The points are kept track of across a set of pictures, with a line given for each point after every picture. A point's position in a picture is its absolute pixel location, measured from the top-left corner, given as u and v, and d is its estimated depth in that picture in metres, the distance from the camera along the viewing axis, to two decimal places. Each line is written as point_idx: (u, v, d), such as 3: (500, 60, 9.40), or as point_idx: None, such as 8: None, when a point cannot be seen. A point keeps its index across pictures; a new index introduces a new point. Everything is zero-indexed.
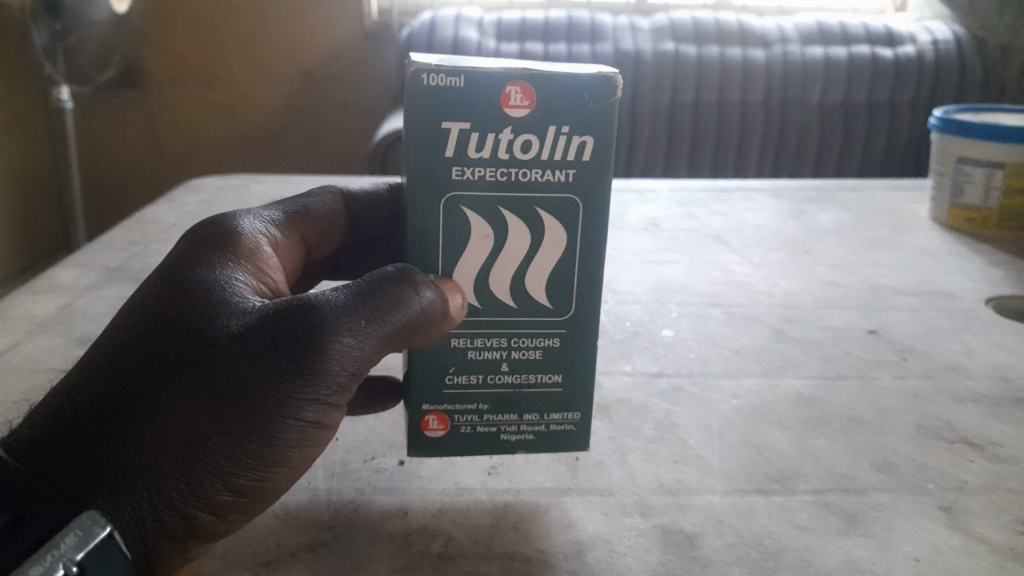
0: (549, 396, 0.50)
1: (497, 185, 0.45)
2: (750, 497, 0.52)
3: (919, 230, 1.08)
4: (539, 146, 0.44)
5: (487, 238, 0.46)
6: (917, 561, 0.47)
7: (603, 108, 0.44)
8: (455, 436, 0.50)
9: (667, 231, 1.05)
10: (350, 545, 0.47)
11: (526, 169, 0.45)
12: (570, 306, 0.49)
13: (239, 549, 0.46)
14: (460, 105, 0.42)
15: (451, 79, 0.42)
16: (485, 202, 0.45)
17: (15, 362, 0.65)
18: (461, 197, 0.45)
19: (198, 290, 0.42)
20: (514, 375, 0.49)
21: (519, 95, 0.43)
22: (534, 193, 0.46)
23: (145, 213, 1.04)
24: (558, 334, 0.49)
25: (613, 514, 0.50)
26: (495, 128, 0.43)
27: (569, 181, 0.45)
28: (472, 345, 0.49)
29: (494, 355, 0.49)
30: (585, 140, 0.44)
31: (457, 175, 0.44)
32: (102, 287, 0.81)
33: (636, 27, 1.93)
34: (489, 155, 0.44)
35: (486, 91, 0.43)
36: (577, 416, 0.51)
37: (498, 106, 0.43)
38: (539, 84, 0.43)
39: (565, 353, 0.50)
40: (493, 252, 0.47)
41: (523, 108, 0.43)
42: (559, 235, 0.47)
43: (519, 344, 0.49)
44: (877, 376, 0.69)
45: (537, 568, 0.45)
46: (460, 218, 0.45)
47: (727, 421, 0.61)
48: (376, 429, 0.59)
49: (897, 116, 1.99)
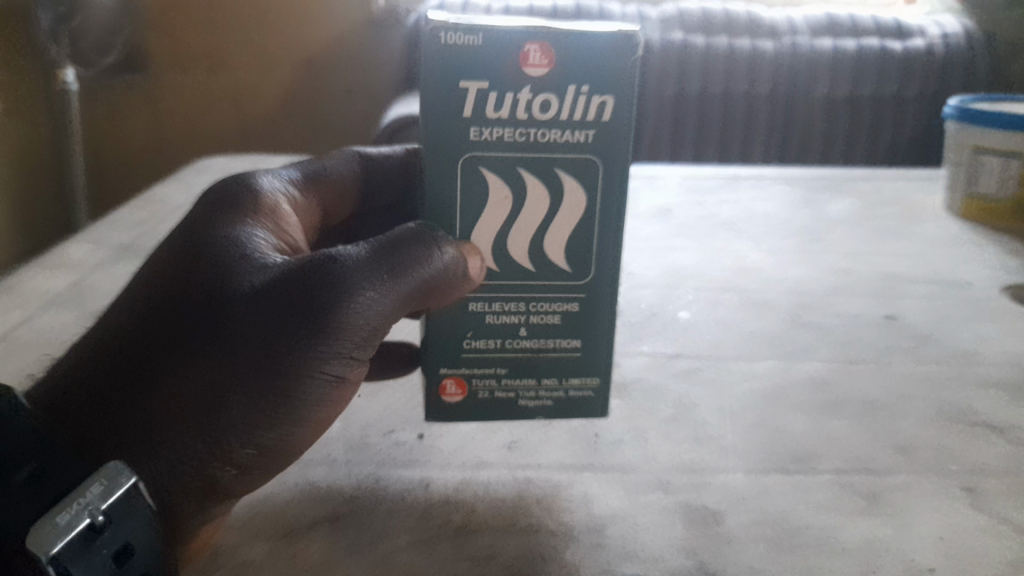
0: (567, 361, 0.50)
1: (516, 145, 0.44)
2: (771, 477, 0.52)
3: (931, 220, 1.07)
4: (558, 106, 0.44)
5: (505, 200, 0.46)
6: (941, 541, 0.46)
7: (624, 66, 0.43)
8: (471, 402, 0.49)
9: (680, 218, 1.05)
10: (370, 518, 0.46)
11: (546, 130, 0.44)
12: (588, 272, 0.48)
13: (259, 519, 0.46)
14: (477, 64, 0.42)
15: (469, 38, 0.42)
16: (504, 163, 0.45)
17: (25, 336, 0.65)
18: (480, 157, 0.44)
19: (219, 247, 0.41)
20: (532, 341, 0.49)
21: (538, 53, 0.42)
22: (554, 153, 0.45)
23: (153, 193, 1.04)
24: (576, 299, 0.48)
25: (634, 490, 0.50)
26: (512, 88, 0.43)
27: (589, 141, 0.45)
28: (489, 309, 0.48)
29: (513, 319, 0.48)
30: (605, 99, 0.44)
31: (475, 135, 0.44)
32: (112, 263, 0.80)
33: (644, 16, 1.93)
34: (507, 115, 0.43)
35: (504, 51, 0.42)
36: (596, 381, 0.50)
37: (516, 65, 0.42)
38: (558, 42, 0.42)
39: (583, 319, 0.49)
40: (512, 214, 0.46)
41: (541, 67, 0.43)
42: (579, 197, 0.46)
43: (538, 309, 0.48)
44: (895, 361, 0.68)
45: (560, 542, 0.45)
46: (477, 178, 0.45)
47: (746, 402, 0.61)
48: (392, 405, 0.58)
49: (905, 111, 1.99)
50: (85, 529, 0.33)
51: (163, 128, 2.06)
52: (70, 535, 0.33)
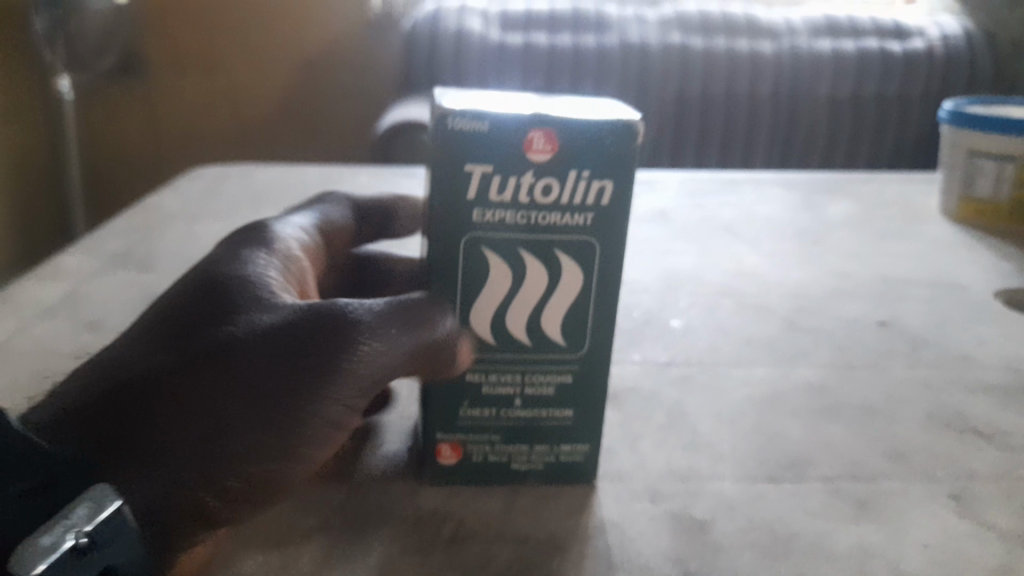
0: (561, 429, 0.50)
1: (518, 227, 0.46)
2: (761, 484, 0.52)
3: (929, 222, 1.07)
4: (560, 191, 0.45)
5: (505, 278, 0.47)
6: (928, 547, 0.47)
7: (625, 155, 0.44)
8: (466, 464, 0.50)
9: (677, 222, 1.05)
10: (362, 527, 0.47)
11: (547, 213, 0.45)
12: (583, 344, 0.48)
13: (252, 530, 0.46)
14: (483, 149, 0.43)
15: (476, 124, 0.43)
16: (506, 244, 0.46)
17: (22, 345, 0.66)
18: (483, 238, 0.45)
19: (238, 290, 0.44)
20: (526, 410, 0.49)
21: (541, 140, 0.43)
22: (554, 235, 0.46)
23: (153, 200, 1.05)
24: (570, 370, 0.49)
25: (624, 499, 0.50)
26: (516, 171, 0.44)
27: (587, 224, 0.46)
28: (486, 379, 0.49)
29: (508, 389, 0.49)
30: (604, 185, 0.45)
31: (480, 217, 0.45)
32: (111, 272, 0.81)
33: (643, 19, 1.95)
34: (510, 197, 0.45)
35: (510, 137, 0.43)
36: (588, 447, 0.50)
37: (521, 150, 0.43)
38: (562, 130, 0.43)
39: (578, 390, 0.49)
40: (511, 292, 0.47)
41: (545, 152, 0.44)
42: (575, 276, 0.47)
43: (533, 380, 0.49)
44: (888, 366, 0.69)
45: (550, 551, 0.45)
46: (480, 258, 0.46)
47: (738, 409, 0.61)
48: (386, 414, 0.59)
49: (906, 111, 1.99)
50: (70, 548, 0.33)
51: (163, 132, 2.07)
52: (55, 554, 0.32)
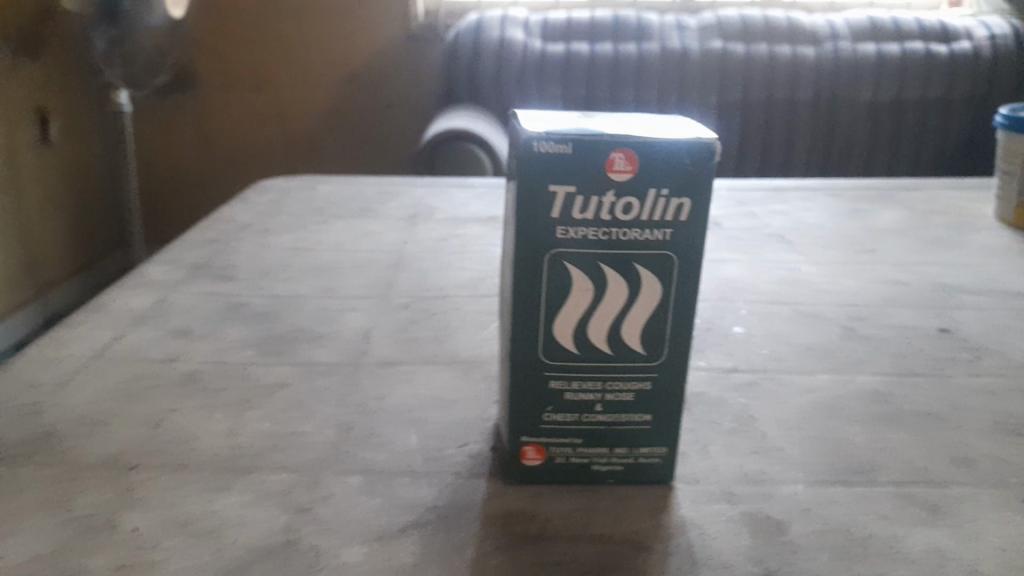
0: (640, 433, 0.52)
1: (598, 243, 0.48)
2: (832, 488, 0.54)
3: (983, 229, 1.07)
4: (639, 208, 0.47)
5: (588, 290, 0.49)
6: (1004, 552, 0.48)
7: (702, 172, 0.46)
8: (549, 466, 0.53)
9: (728, 230, 1.07)
10: (456, 524, 0.50)
11: (627, 229, 0.48)
12: (661, 353, 0.51)
13: (353, 524, 0.50)
14: (567, 171, 0.46)
15: (560, 148, 0.45)
16: (588, 259, 0.49)
17: (120, 352, 0.71)
18: (566, 253, 0.48)
19: None
20: (607, 415, 0.52)
21: (623, 161, 0.46)
22: (634, 249, 0.48)
23: (223, 213, 1.10)
24: (649, 377, 0.51)
25: (700, 501, 0.52)
26: (598, 191, 0.47)
27: (666, 239, 0.48)
28: (569, 386, 0.51)
29: (589, 395, 0.52)
30: (683, 202, 0.47)
31: (561, 234, 0.48)
32: (192, 283, 0.87)
33: (683, 26, 1.98)
34: (591, 216, 0.47)
35: (592, 159, 0.46)
36: (664, 451, 0.53)
37: (603, 171, 0.46)
38: (642, 151, 0.46)
39: (656, 396, 0.52)
40: (593, 304, 0.50)
41: (625, 173, 0.46)
42: (655, 288, 0.49)
43: (614, 386, 0.51)
44: (952, 374, 0.69)
45: (635, 549, 0.48)
46: (563, 273, 0.49)
47: (804, 416, 0.63)
48: (464, 418, 0.62)
49: (953, 116, 1.96)
50: None
51: None
52: None
